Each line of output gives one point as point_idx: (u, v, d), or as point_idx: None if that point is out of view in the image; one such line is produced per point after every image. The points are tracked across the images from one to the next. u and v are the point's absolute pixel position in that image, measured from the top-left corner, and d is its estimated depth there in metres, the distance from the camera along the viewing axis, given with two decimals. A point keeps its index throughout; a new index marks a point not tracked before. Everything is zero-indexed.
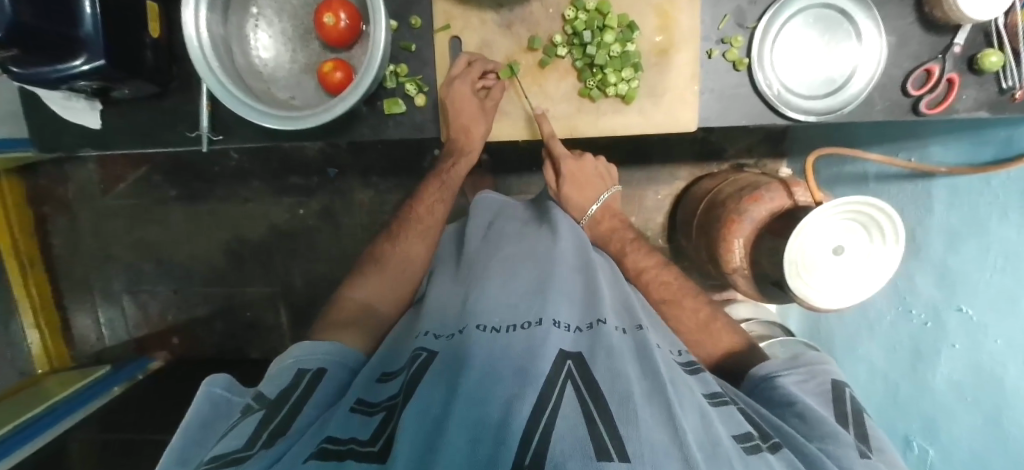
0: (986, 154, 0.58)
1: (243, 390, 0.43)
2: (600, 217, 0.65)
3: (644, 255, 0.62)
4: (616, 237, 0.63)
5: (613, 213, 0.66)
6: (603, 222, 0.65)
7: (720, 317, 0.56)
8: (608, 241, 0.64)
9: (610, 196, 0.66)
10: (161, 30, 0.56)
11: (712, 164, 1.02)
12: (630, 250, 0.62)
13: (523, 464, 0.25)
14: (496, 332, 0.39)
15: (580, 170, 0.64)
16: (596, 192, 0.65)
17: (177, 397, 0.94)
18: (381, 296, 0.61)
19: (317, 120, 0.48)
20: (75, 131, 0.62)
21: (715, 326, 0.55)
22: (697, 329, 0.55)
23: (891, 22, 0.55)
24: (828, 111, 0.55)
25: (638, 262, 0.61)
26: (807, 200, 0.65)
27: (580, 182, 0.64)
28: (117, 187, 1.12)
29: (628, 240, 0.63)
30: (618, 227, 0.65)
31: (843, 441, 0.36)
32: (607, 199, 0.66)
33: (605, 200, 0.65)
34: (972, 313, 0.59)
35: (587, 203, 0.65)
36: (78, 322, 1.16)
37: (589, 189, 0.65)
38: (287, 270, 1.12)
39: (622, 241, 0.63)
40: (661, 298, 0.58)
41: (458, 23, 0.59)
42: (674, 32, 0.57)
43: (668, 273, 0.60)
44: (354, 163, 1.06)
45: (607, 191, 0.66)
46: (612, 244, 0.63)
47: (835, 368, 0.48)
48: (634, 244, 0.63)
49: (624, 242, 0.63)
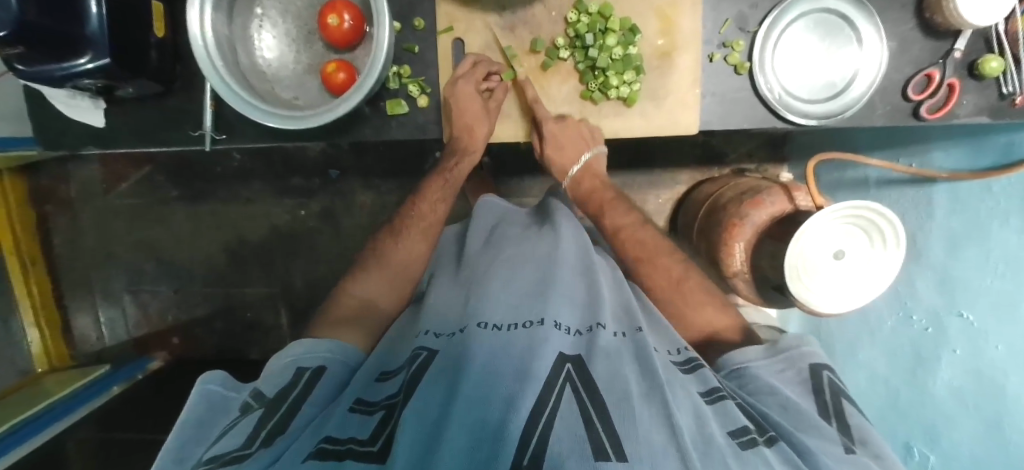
0: (986, 160, 0.58)
1: (239, 386, 0.44)
2: (582, 177, 0.65)
3: (622, 214, 0.62)
4: (594, 198, 0.64)
5: (595, 174, 0.65)
6: (585, 181, 0.65)
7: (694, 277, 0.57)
8: (587, 200, 0.65)
9: (591, 158, 0.63)
10: (166, 30, 0.56)
11: (712, 169, 1.03)
12: (609, 209, 0.63)
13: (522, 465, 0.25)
14: (498, 331, 0.40)
15: (558, 133, 0.60)
16: (577, 153, 0.63)
17: (176, 397, 0.94)
18: (382, 293, 0.61)
19: (320, 120, 0.48)
20: (80, 130, 0.62)
21: (686, 285, 0.56)
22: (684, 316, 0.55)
23: (892, 28, 0.55)
24: (828, 115, 0.55)
25: (615, 219, 0.61)
26: (808, 205, 0.65)
27: (560, 145, 0.61)
28: (120, 187, 1.12)
29: (607, 200, 0.64)
30: (598, 188, 0.65)
31: (826, 435, 0.36)
32: (588, 161, 0.63)
33: (586, 162, 0.63)
34: (972, 319, 0.59)
35: (567, 164, 0.63)
36: (79, 321, 1.16)
37: (569, 150, 0.62)
38: (287, 271, 1.12)
39: (601, 201, 0.64)
40: (635, 256, 0.59)
41: (460, 25, 0.59)
42: (676, 36, 0.57)
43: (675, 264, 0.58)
44: (355, 165, 1.06)
45: (589, 153, 0.63)
46: (590, 202, 0.64)
47: (813, 347, 0.46)
48: (612, 203, 0.63)
49: (602, 201, 0.63)
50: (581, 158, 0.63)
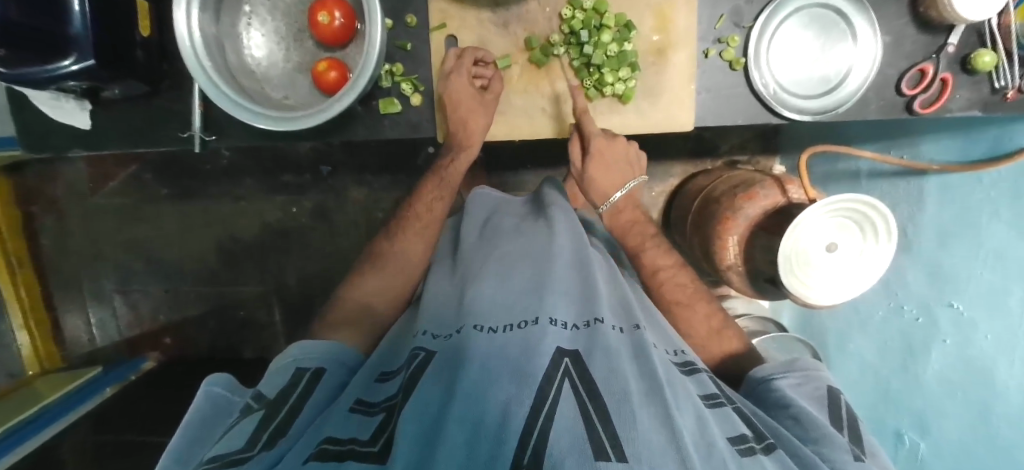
0: (980, 151, 0.58)
1: (243, 391, 0.43)
2: (623, 207, 0.61)
3: (662, 254, 0.59)
4: (636, 231, 0.60)
5: (635, 203, 0.62)
6: (625, 211, 0.61)
7: (732, 327, 0.57)
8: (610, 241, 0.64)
9: (636, 185, 0.61)
10: (151, 28, 0.55)
11: (705, 161, 1.03)
12: (649, 246, 0.59)
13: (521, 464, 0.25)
14: (494, 331, 0.39)
15: (609, 149, 0.58)
16: (622, 179, 0.60)
17: (171, 397, 0.93)
18: (378, 294, 0.62)
19: (313, 121, 0.48)
20: (64, 131, 0.61)
21: (726, 333, 0.55)
22: (707, 333, 0.55)
23: (886, 23, 0.55)
24: (823, 111, 0.55)
25: (655, 259, 0.58)
26: (801, 198, 0.66)
27: (608, 165, 0.59)
28: (106, 186, 1.10)
29: (648, 235, 0.60)
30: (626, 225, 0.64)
31: (837, 444, 0.37)
32: (633, 188, 0.61)
33: (631, 189, 0.60)
34: (962, 309, 0.61)
35: (612, 189, 0.60)
36: (69, 323, 1.15)
37: (616, 174, 0.60)
38: (280, 269, 1.12)
39: (642, 236, 0.60)
40: (673, 299, 0.57)
41: (454, 23, 0.59)
42: (671, 32, 0.57)
43: (683, 275, 0.59)
44: (347, 161, 1.05)
45: (634, 180, 0.61)
46: (630, 237, 0.60)
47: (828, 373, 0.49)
48: (653, 241, 0.60)
49: (643, 236, 0.60)
50: (626, 184, 0.60)
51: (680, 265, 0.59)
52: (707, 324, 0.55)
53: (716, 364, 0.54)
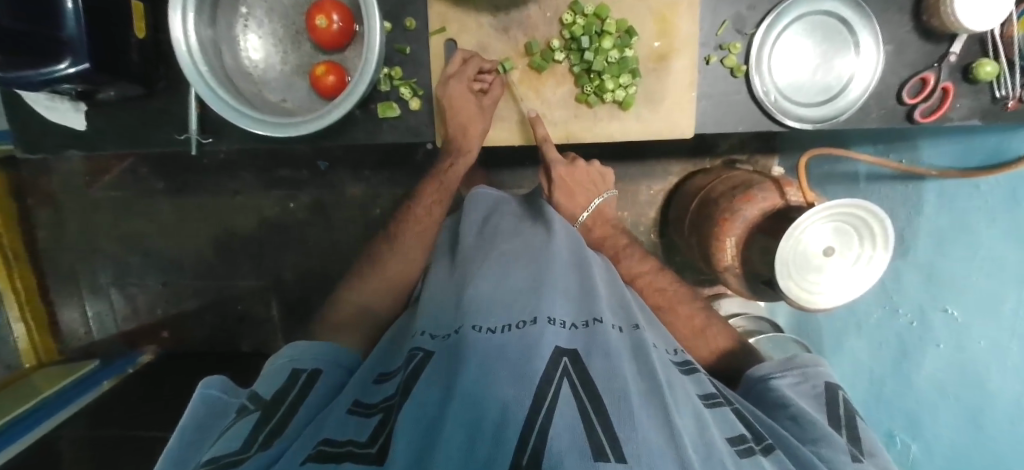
0: (976, 158, 0.61)
1: (238, 390, 0.43)
2: (592, 224, 0.65)
3: (637, 261, 0.62)
4: (609, 244, 0.64)
5: (605, 219, 0.66)
6: (596, 230, 0.65)
7: (716, 324, 0.57)
8: (602, 246, 0.64)
9: (602, 202, 0.65)
10: (146, 29, 0.54)
11: (704, 160, 1.02)
12: (624, 255, 0.63)
13: (520, 464, 0.25)
14: (492, 332, 0.39)
15: (571, 176, 0.63)
16: (587, 199, 0.65)
17: (166, 391, 0.93)
18: (379, 296, 0.63)
19: (312, 126, 0.47)
20: (57, 132, 0.60)
21: (710, 332, 0.56)
22: (691, 333, 0.57)
23: (890, 30, 0.55)
24: (823, 119, 0.55)
25: (631, 266, 0.61)
26: (798, 200, 0.65)
27: (571, 190, 0.64)
28: (102, 179, 1.09)
29: (621, 247, 0.64)
30: (611, 235, 0.65)
31: (834, 445, 0.37)
32: (599, 205, 0.65)
33: (597, 206, 0.65)
34: (958, 314, 0.62)
35: (578, 210, 0.64)
36: (66, 317, 1.15)
37: (579, 196, 0.65)
38: (277, 263, 1.12)
39: (615, 247, 0.64)
40: (655, 304, 0.59)
41: (453, 26, 0.58)
42: (673, 38, 0.56)
43: (662, 279, 0.61)
44: (344, 156, 1.04)
45: (599, 197, 0.65)
46: (606, 249, 0.64)
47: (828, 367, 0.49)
48: (627, 250, 0.63)
49: (617, 248, 0.63)
50: (592, 204, 0.65)
51: (656, 270, 0.62)
52: (690, 323, 0.57)
53: (710, 367, 0.55)
